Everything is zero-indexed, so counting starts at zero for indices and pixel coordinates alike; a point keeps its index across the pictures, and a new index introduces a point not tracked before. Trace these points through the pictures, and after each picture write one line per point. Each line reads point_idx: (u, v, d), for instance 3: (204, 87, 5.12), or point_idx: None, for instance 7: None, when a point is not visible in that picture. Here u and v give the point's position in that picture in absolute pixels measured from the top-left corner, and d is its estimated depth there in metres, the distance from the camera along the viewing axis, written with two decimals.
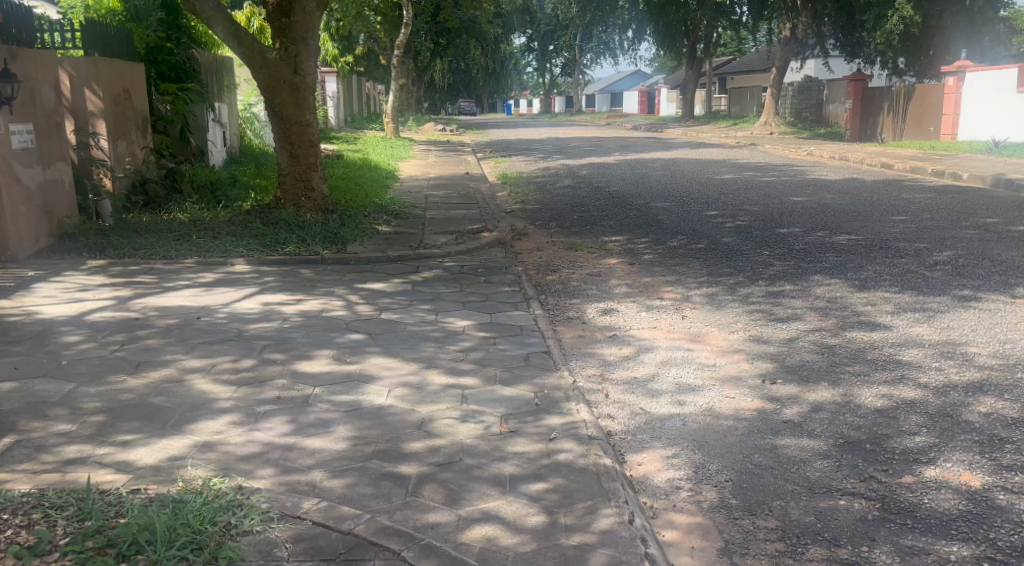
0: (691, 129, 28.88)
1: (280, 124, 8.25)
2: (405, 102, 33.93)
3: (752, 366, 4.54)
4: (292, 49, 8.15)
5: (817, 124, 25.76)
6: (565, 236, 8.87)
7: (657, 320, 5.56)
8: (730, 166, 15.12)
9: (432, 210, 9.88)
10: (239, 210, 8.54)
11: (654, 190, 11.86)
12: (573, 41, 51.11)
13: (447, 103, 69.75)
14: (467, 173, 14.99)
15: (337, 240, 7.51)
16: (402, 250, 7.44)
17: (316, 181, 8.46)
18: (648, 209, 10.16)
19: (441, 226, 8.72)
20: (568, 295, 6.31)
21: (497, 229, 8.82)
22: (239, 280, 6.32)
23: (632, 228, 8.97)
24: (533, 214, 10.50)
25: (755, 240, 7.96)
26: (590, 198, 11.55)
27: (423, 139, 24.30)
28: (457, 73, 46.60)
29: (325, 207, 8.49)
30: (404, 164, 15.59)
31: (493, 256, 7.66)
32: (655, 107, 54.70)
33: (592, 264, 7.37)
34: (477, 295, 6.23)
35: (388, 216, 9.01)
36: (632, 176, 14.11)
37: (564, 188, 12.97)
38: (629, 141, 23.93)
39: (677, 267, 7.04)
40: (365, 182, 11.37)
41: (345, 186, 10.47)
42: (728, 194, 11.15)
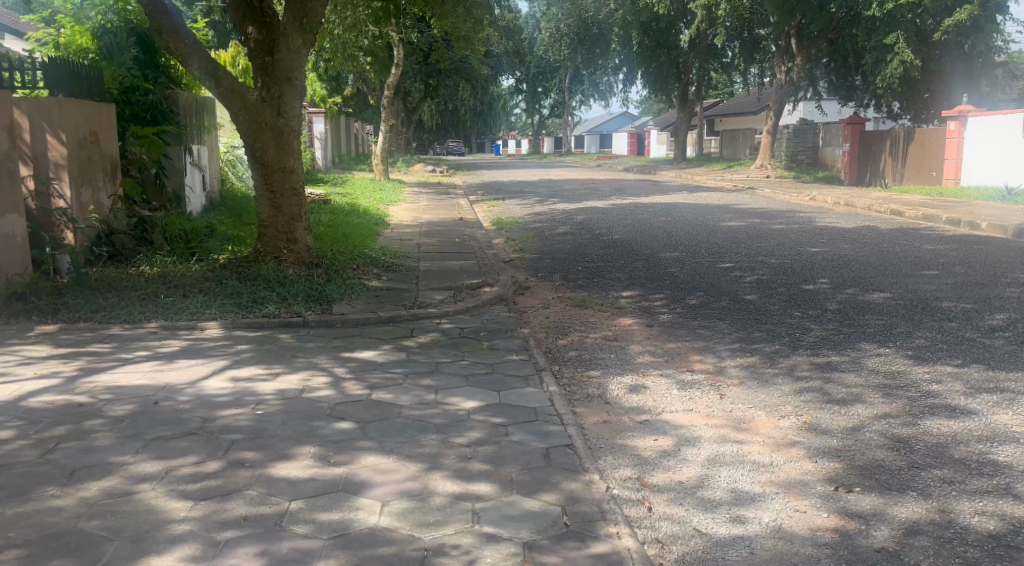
0: (685, 171, 28.44)
1: (261, 170, 7.56)
2: (394, 143, 33.39)
3: (816, 465, 3.82)
4: (276, 89, 7.48)
5: (813, 167, 25.36)
6: (572, 291, 8.17)
7: (692, 399, 4.85)
8: (735, 212, 14.53)
9: (426, 261, 9.17)
10: (214, 264, 7.84)
11: (660, 238, 11.20)
12: (561, 82, 51.05)
13: (436, 143, 69.49)
14: (461, 218, 14.31)
15: (322, 299, 6.80)
16: (395, 310, 6.71)
17: (300, 231, 7.75)
18: (658, 260, 9.50)
19: (438, 281, 8.02)
20: (585, 365, 5.58)
21: (498, 282, 8.11)
22: (209, 350, 5.56)
23: (644, 282, 8.29)
24: (534, 264, 9.80)
25: (782, 298, 7.29)
26: (592, 247, 10.88)
27: (412, 181, 23.68)
28: (446, 114, 46.24)
29: (309, 260, 7.77)
30: (394, 208, 14.92)
31: (496, 315, 6.94)
32: (644, 148, 54.61)
33: (606, 325, 6.66)
34: (482, 366, 5.49)
35: (378, 269, 8.30)
36: (635, 221, 13.47)
37: (564, 235, 12.31)
38: (623, 183, 23.43)
39: (701, 331, 6.35)
40: (353, 229, 10.67)
41: (331, 235, 9.78)
42: (740, 244, 10.50)
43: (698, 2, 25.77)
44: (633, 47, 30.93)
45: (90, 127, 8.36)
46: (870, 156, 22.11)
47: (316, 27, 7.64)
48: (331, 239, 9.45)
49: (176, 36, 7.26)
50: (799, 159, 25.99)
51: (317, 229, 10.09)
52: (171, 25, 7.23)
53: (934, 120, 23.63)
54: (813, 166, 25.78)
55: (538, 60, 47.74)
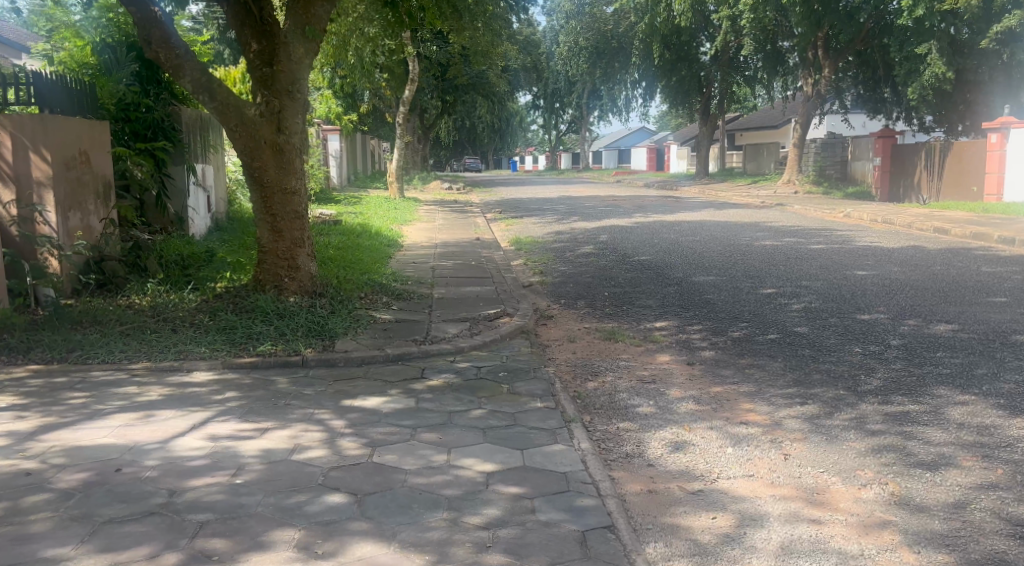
0: (709, 187, 27.64)
1: (260, 191, 6.91)
2: (410, 160, 32.88)
3: (919, 558, 3.13)
4: (276, 103, 6.84)
5: (842, 183, 24.52)
6: (599, 321, 7.44)
7: (751, 460, 4.11)
8: (767, 231, 13.77)
9: (438, 287, 8.50)
10: (210, 294, 7.19)
11: (691, 260, 10.46)
12: (579, 98, 50.52)
13: (452, 159, 69.10)
14: (478, 238, 13.63)
15: (324, 334, 6.14)
16: (405, 345, 6.04)
17: (303, 258, 7.09)
18: (691, 286, 8.75)
19: (453, 310, 7.33)
20: (621, 414, 4.85)
21: (517, 311, 7.40)
22: (191, 397, 4.88)
23: (679, 313, 7.55)
24: (556, 290, 9.08)
25: (837, 331, 6.53)
26: (618, 270, 10.16)
27: (428, 200, 23.04)
28: (463, 131, 45.74)
29: (312, 289, 7.11)
30: (408, 228, 14.27)
31: (516, 350, 6.24)
32: (664, 164, 53.85)
33: (641, 364, 5.94)
34: (501, 415, 4.78)
35: (388, 298, 7.61)
36: (662, 241, 12.73)
37: (587, 256, 11.59)
38: (646, 201, 22.67)
39: (750, 371, 5.61)
40: (363, 253, 10.02)
41: (339, 260, 9.14)
42: (779, 267, 9.74)
43: (721, 13, 25.12)
44: (653, 60, 30.30)
45: (81, 146, 7.73)
46: (904, 171, 21.31)
47: (320, 34, 7.00)
48: (338, 264, 8.80)
49: (167, 46, 6.66)
50: (828, 174, 25.16)
51: (325, 254, 9.44)
52: (162, 34, 6.63)
53: (969, 132, 22.74)
54: (842, 181, 24.93)
55: (556, 75, 47.25)
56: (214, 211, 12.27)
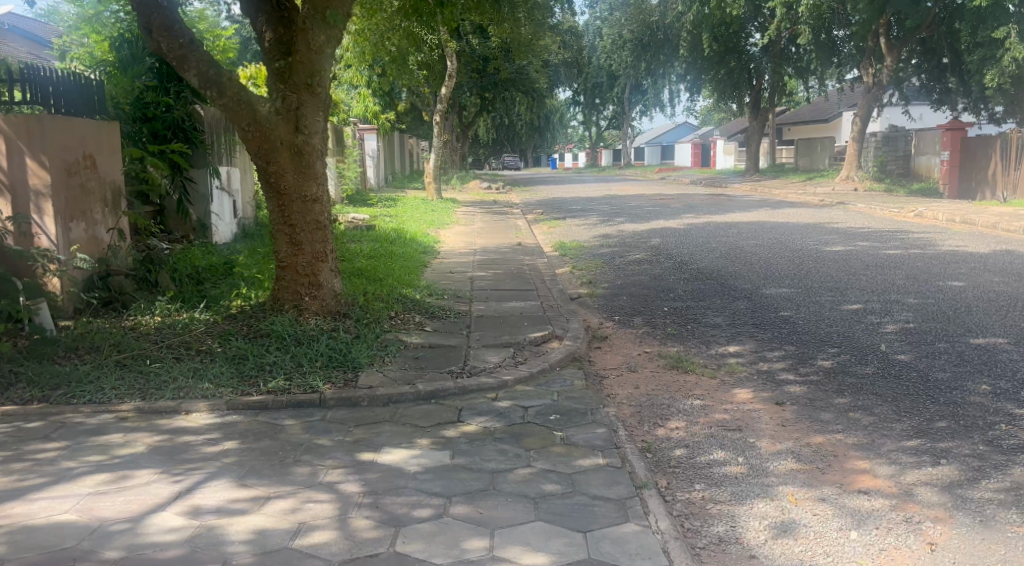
0: (761, 184, 26.39)
1: (276, 199, 6.08)
2: (449, 159, 32.13)
3: None
4: (295, 99, 6.00)
5: (905, 180, 23.17)
6: (663, 344, 6.48)
7: (886, 552, 3.25)
8: (834, 233, 12.64)
9: (477, 303, 7.58)
10: (223, 314, 6.39)
11: (757, 269, 9.47)
12: (621, 93, 49.37)
13: (491, 157, 68.28)
14: (521, 243, 12.76)
15: (347, 365, 5.29)
16: (439, 379, 5.16)
17: (326, 273, 6.27)
18: (762, 300, 7.75)
19: (494, 331, 6.43)
20: (704, 477, 3.95)
21: (567, 333, 6.48)
22: (180, 450, 4.07)
23: (754, 336, 6.55)
24: (608, 304, 8.12)
25: (949, 360, 5.53)
26: (676, 280, 9.21)
27: (468, 200, 22.24)
28: (502, 128, 44.86)
29: (335, 308, 6.27)
30: (445, 232, 13.43)
31: (570, 383, 5.34)
32: (709, 160, 52.56)
33: (719, 403, 5.01)
34: (555, 477, 3.89)
35: (421, 316, 6.76)
36: (721, 246, 11.73)
37: (639, 263, 10.64)
38: (695, 199, 21.57)
39: (854, 416, 4.64)
40: (393, 263, 9.18)
41: (366, 273, 8.31)
42: (859, 278, 8.71)
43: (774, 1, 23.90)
44: (702, 52, 29.13)
45: (84, 148, 6.91)
46: (976, 166, 20.14)
47: (344, 19, 6.14)
48: (367, 278, 7.97)
49: (170, 36, 5.88)
50: (889, 170, 23.77)
51: (351, 266, 8.62)
52: (163, 21, 5.87)
53: None
54: (905, 177, 23.53)
55: (597, 70, 46.14)
56: (239, 215, 11.53)
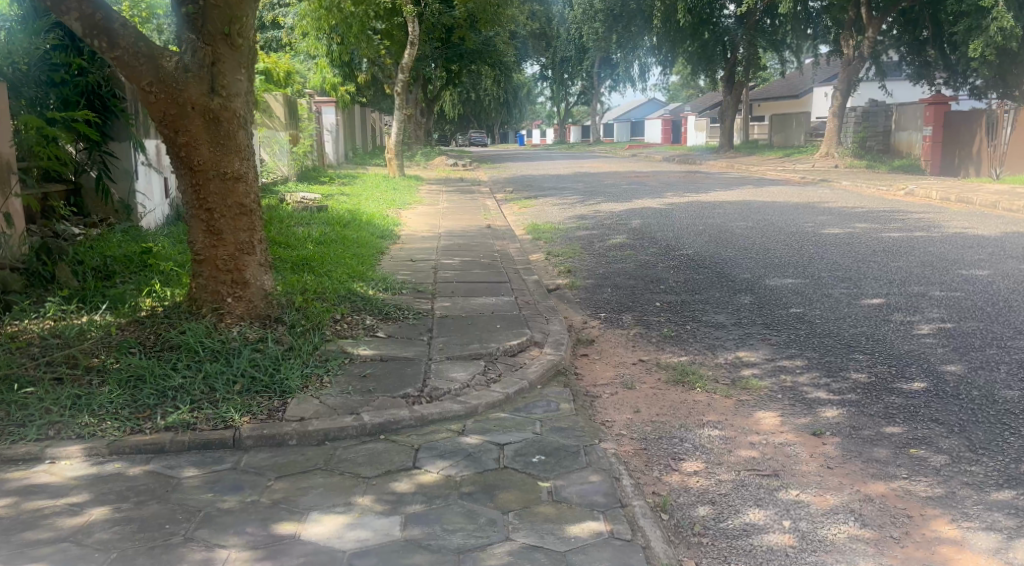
0: (736, 161, 25.55)
1: (189, 176, 4.91)
2: (413, 133, 30.85)
3: None
4: (210, 55, 4.83)
5: (885, 156, 22.47)
6: (661, 353, 5.46)
7: None
8: (828, 214, 11.73)
9: (440, 301, 6.46)
10: (127, 318, 5.22)
11: (753, 255, 8.53)
12: (590, 67, 48.19)
13: (457, 132, 66.83)
14: (489, 225, 11.70)
15: (272, 390, 4.18)
16: (391, 407, 4.09)
17: (253, 268, 5.13)
18: (767, 295, 6.76)
19: (461, 337, 5.34)
20: (744, 556, 2.95)
21: (547, 338, 5.43)
22: (26, 526, 2.98)
23: (768, 341, 5.55)
24: (591, 302, 7.06)
25: (1010, 370, 4.59)
26: (665, 268, 8.23)
27: (433, 178, 21.08)
28: (469, 103, 43.55)
29: (265, 311, 5.13)
30: (406, 213, 12.27)
31: (554, 408, 4.29)
32: (679, 136, 51.85)
33: (741, 433, 4.01)
34: (544, 559, 2.86)
35: (372, 318, 5.65)
36: (707, 227, 10.79)
37: (621, 248, 9.63)
38: (671, 177, 20.65)
39: (917, 452, 3.66)
40: (343, 252, 8.02)
41: (311, 266, 7.14)
42: (868, 265, 7.79)
43: None
44: (675, 23, 28.10)
45: None
46: (961, 142, 19.48)
47: None
48: (312, 271, 6.84)
49: None
50: (869, 146, 23.03)
51: (293, 258, 7.45)
52: None
53: None
54: (885, 154, 22.80)
55: (566, 43, 44.86)
56: (174, 195, 10.25)
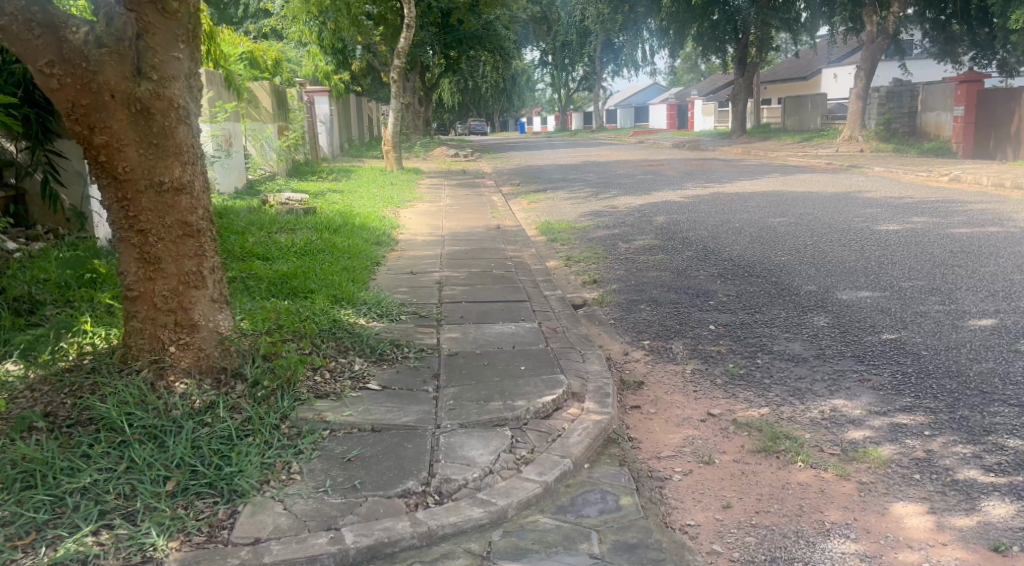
0: (752, 146, 24.33)
1: (114, 188, 3.68)
2: (411, 123, 29.60)
3: None
4: (136, 25, 3.57)
5: (911, 139, 21.26)
6: (734, 405, 4.25)
7: None
8: (876, 205, 10.53)
9: (447, 332, 5.24)
10: (40, 372, 3.99)
11: (809, 261, 7.33)
12: (593, 51, 46.80)
13: (456, 121, 65.51)
14: (499, 225, 10.52)
15: (217, 494, 2.99)
16: (385, 517, 2.90)
17: (203, 306, 3.90)
18: (846, 316, 5.54)
19: (478, 388, 4.11)
20: None
21: (589, 386, 4.23)
22: None
23: (869, 384, 4.33)
24: (629, 326, 5.84)
25: None
26: (708, 277, 7.03)
27: (433, 170, 19.85)
28: (468, 92, 42.24)
29: (219, 363, 3.89)
30: (404, 213, 11.08)
31: (612, 505, 3.11)
32: (685, 121, 50.67)
33: (886, 549, 2.84)
34: None
35: (362, 364, 4.44)
36: (745, 224, 9.58)
37: (650, 251, 8.44)
38: (687, 164, 19.43)
39: None
40: (327, 267, 6.80)
41: (290, 293, 5.93)
42: (954, 270, 6.57)
43: None
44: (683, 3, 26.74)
45: None
46: (995, 123, 18.43)
47: None
48: (293, 299, 5.61)
49: None
50: (894, 129, 21.80)
51: (268, 282, 6.24)
52: None
53: None
54: (911, 136, 21.59)
55: (567, 25, 43.47)
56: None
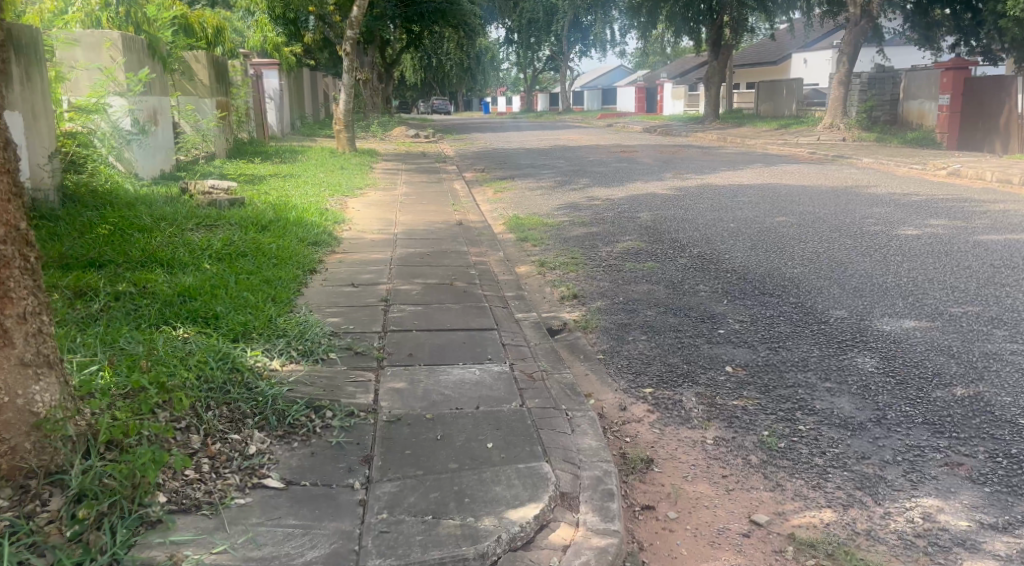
0: (727, 133, 23.34)
1: None
2: (370, 101, 28.05)
3: None
4: None
5: (893, 128, 20.43)
6: (783, 502, 3.05)
7: None
8: (881, 203, 9.47)
9: (388, 381, 3.97)
10: None
11: (829, 274, 6.20)
12: (560, 30, 45.45)
13: (418, 99, 63.80)
14: (461, 218, 9.29)
15: None
16: None
17: (5, 374, 2.54)
18: (898, 357, 4.35)
19: (425, 488, 2.89)
20: None
21: (585, 480, 3.03)
22: None
23: (963, 473, 3.14)
24: (622, 367, 4.61)
25: None
26: (713, 296, 5.86)
27: (391, 152, 18.48)
28: (430, 70, 40.64)
29: (28, 464, 2.57)
30: (353, 203, 9.77)
31: None
32: (654, 104, 49.76)
33: None
34: None
35: (261, 444, 3.17)
36: (740, 224, 8.47)
37: (637, 258, 7.28)
38: (661, 151, 18.33)
39: None
40: (242, 280, 5.49)
41: (188, 323, 4.62)
42: (1011, 291, 5.45)
43: None
44: None
45: None
46: (982, 113, 17.59)
47: None
48: (189, 337, 4.31)
49: None
50: (876, 117, 20.93)
51: (163, 305, 4.91)
52: None
53: None
54: (893, 125, 20.80)
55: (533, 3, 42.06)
56: (47, 181, 7.56)
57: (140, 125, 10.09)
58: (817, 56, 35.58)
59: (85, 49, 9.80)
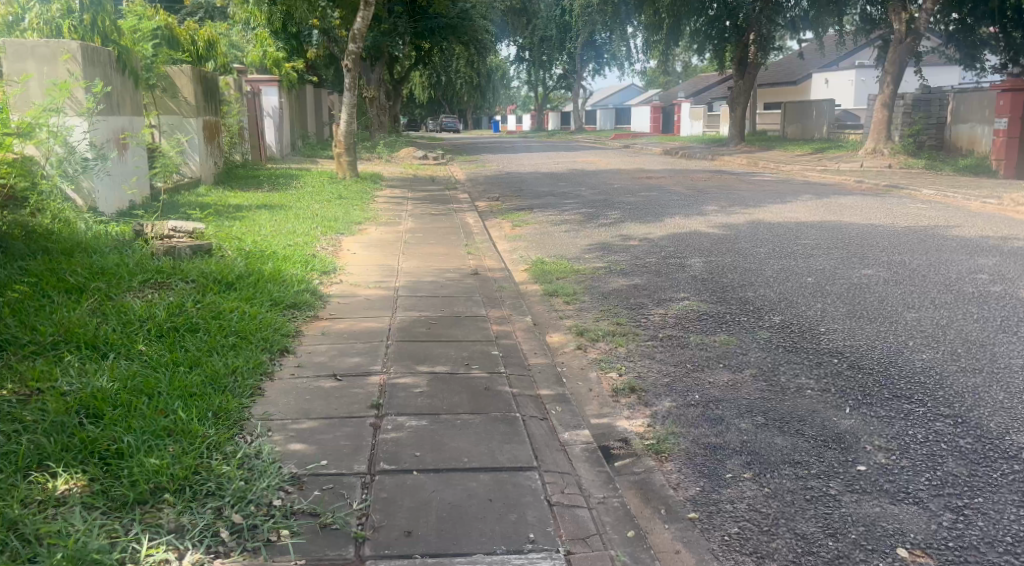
0: (757, 156, 21.81)
1: None
2: (376, 119, 26.66)
3: None
4: None
5: (939, 154, 18.89)
6: None
7: None
8: (980, 250, 7.87)
9: None
10: None
11: (973, 363, 4.63)
12: (573, 48, 44.15)
13: (426, 117, 62.49)
14: (476, 264, 7.75)
15: None
16: None
17: None
18: None
19: None
20: None
21: None
22: None
23: None
24: (731, 540, 3.04)
25: None
26: (825, 398, 4.28)
27: (396, 176, 17.03)
28: (439, 89, 39.31)
29: None
30: (349, 244, 8.26)
31: None
32: (669, 125, 48.35)
33: None
34: None
35: None
36: (817, 279, 6.90)
37: (705, 327, 5.71)
38: (690, 177, 16.79)
39: None
40: (176, 378, 3.92)
41: (72, 466, 3.06)
42: None
43: None
44: None
45: None
46: None
47: None
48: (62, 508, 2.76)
49: None
50: (921, 142, 19.41)
51: (48, 428, 3.33)
52: None
53: None
54: (939, 151, 19.26)
55: (546, 20, 40.79)
56: None
57: (100, 149, 8.55)
58: (841, 77, 34.14)
59: (37, 61, 8.34)
